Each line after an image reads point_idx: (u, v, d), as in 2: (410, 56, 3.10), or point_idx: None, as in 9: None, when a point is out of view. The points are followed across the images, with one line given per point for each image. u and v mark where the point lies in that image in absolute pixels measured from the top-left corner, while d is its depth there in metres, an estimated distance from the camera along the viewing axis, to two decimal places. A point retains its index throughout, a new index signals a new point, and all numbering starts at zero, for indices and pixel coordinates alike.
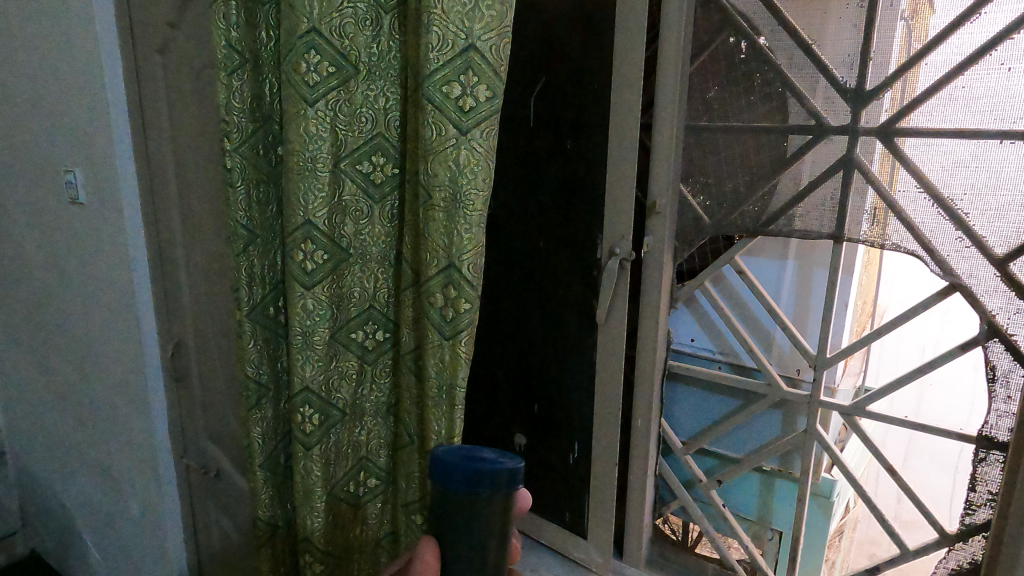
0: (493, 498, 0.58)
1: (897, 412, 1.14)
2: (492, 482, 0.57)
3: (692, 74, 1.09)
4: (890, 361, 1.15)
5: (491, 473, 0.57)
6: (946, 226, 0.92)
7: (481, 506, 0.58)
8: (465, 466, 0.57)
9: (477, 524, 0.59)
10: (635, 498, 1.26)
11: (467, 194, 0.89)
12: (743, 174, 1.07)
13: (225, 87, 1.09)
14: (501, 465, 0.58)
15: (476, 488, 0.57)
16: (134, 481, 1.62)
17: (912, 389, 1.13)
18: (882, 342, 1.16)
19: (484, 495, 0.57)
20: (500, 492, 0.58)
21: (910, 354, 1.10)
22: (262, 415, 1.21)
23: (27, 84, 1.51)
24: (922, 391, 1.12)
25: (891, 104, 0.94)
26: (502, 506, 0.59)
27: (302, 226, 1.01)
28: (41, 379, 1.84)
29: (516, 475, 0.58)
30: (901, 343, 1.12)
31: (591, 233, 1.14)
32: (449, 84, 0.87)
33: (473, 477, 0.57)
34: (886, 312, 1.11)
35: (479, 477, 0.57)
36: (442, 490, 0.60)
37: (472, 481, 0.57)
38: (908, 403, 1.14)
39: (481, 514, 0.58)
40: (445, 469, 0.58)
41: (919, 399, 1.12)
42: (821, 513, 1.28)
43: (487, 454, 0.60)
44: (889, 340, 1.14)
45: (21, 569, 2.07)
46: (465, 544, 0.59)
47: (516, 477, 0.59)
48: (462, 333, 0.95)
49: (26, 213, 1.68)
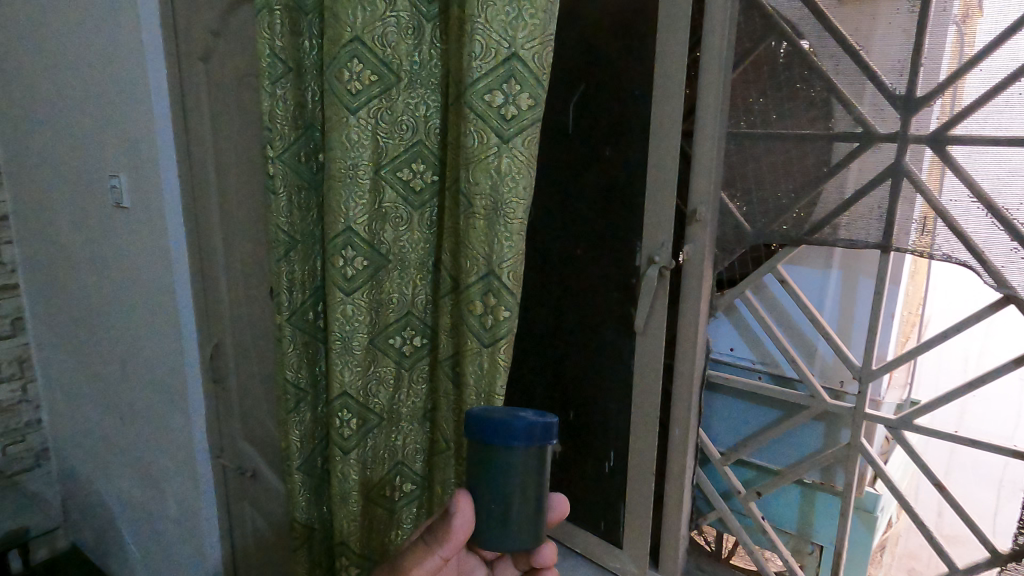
0: (528, 451, 0.62)
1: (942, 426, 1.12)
2: (527, 435, 0.62)
3: (734, 80, 1.06)
4: (934, 373, 1.12)
5: (527, 427, 0.62)
6: (1001, 236, 0.89)
7: (516, 457, 0.63)
8: (500, 419, 0.62)
9: (509, 477, 0.63)
10: (671, 511, 1.23)
11: (508, 202, 0.89)
12: (786, 182, 1.05)
13: (270, 96, 1.10)
14: (535, 420, 0.62)
15: (512, 443, 0.62)
16: (172, 479, 1.66)
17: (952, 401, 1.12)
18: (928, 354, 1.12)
19: (519, 447, 0.62)
20: (533, 446, 0.63)
21: (952, 367, 1.09)
22: (300, 419, 1.23)
23: (74, 91, 1.55)
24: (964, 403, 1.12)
25: (941, 112, 0.91)
26: (536, 460, 0.63)
27: (343, 232, 1.03)
28: (84, 379, 1.89)
29: (549, 429, 0.63)
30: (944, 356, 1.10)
31: (631, 241, 1.13)
32: (491, 93, 0.87)
33: (508, 430, 0.62)
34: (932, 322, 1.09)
35: (515, 431, 0.62)
36: (478, 445, 0.64)
37: (507, 435, 0.62)
38: (951, 417, 1.13)
39: (516, 470, 0.63)
40: (481, 422, 0.63)
41: (962, 410, 1.11)
42: (866, 529, 1.23)
43: (523, 413, 0.65)
44: (934, 353, 1.11)
45: (61, 562, 2.13)
46: (497, 498, 0.63)
47: (549, 432, 0.63)
48: (502, 340, 0.95)
49: (71, 217, 1.73)
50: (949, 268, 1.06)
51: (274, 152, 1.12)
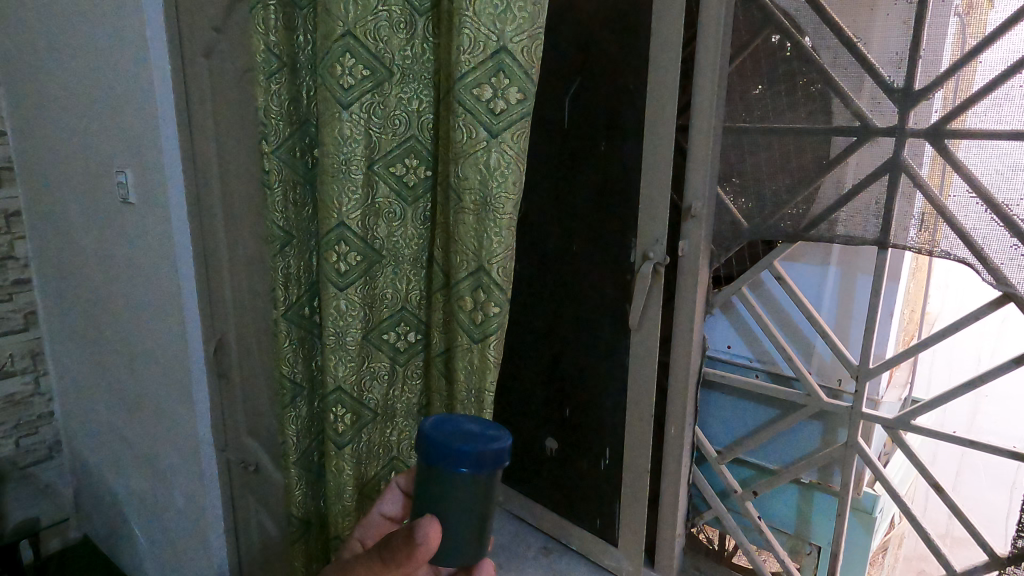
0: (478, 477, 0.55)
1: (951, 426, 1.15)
2: (476, 460, 0.54)
3: (730, 74, 1.05)
4: (946, 370, 1.10)
5: (475, 451, 0.54)
6: (1000, 232, 0.86)
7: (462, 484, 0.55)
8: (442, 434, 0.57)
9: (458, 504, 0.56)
10: (667, 510, 1.22)
11: (497, 197, 0.88)
12: (784, 177, 1.03)
13: (264, 91, 1.10)
14: (486, 443, 0.55)
15: (459, 469, 0.55)
16: (178, 471, 1.67)
17: (965, 402, 1.13)
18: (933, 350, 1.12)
19: (466, 474, 0.55)
20: (483, 471, 0.55)
21: (963, 363, 1.06)
22: (296, 414, 1.23)
23: (81, 85, 1.57)
24: (976, 404, 1.12)
25: (942, 104, 0.89)
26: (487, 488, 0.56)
27: (336, 227, 1.03)
28: (94, 371, 1.91)
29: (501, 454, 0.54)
30: (953, 352, 1.08)
31: (626, 237, 1.12)
32: (480, 87, 0.86)
33: (456, 455, 0.54)
34: (937, 319, 1.08)
35: (462, 456, 0.54)
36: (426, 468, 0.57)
37: (454, 460, 0.55)
38: (961, 417, 1.14)
39: (464, 497, 0.55)
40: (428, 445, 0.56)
41: (975, 410, 1.11)
42: (863, 530, 1.20)
43: (476, 431, 0.57)
44: (941, 349, 1.10)
45: (73, 553, 2.16)
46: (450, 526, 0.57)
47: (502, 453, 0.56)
48: (492, 336, 0.94)
49: (79, 210, 1.74)
50: (950, 268, 1.06)
51: (269, 147, 1.13)
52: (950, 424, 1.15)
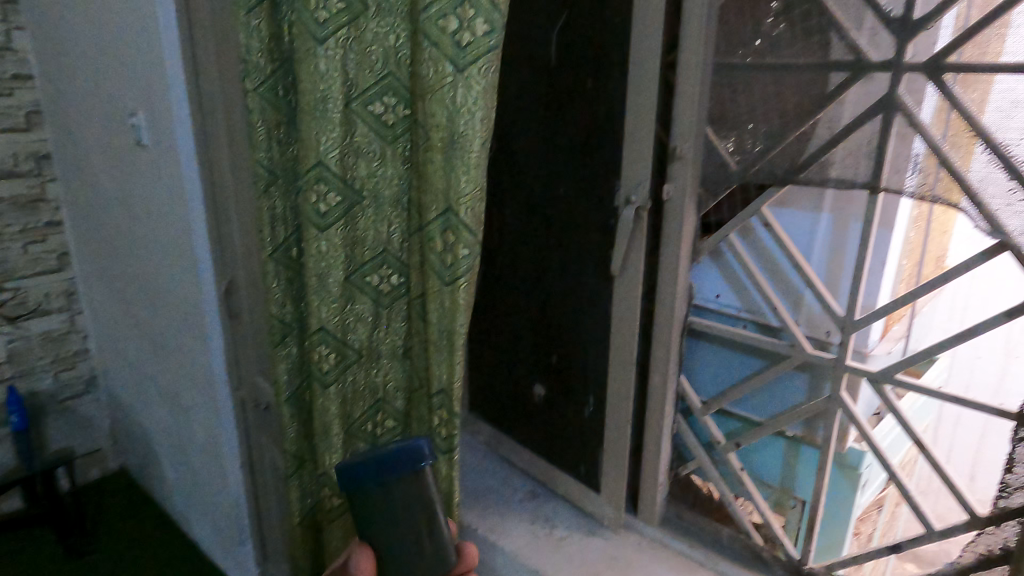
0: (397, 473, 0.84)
1: (977, 384, 1.02)
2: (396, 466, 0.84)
3: (725, 6, 1.00)
4: (962, 308, 0.99)
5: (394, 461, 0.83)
6: (998, 175, 0.79)
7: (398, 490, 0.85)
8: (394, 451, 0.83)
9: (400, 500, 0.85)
10: (650, 456, 1.22)
11: (462, 135, 0.86)
12: (775, 115, 0.97)
13: (245, 27, 1.09)
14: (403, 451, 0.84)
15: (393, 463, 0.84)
16: (195, 408, 1.72)
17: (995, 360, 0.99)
18: (956, 284, 0.99)
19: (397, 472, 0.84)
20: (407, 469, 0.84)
21: (980, 308, 0.96)
22: (287, 353, 1.26)
23: (94, 26, 1.57)
24: (1006, 363, 0.98)
25: (951, 30, 0.81)
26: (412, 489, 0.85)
27: (314, 167, 1.02)
28: (121, 310, 1.98)
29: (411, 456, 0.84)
30: (968, 295, 0.98)
31: (610, 180, 1.08)
32: (445, 18, 0.84)
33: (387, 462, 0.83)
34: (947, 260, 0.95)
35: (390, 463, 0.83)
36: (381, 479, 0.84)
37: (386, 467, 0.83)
38: (989, 382, 1.01)
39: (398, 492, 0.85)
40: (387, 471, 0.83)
41: (1002, 373, 0.98)
42: (847, 485, 1.20)
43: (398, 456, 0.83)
44: (960, 287, 0.98)
45: (112, 483, 2.28)
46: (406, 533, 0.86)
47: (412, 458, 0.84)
48: (462, 278, 0.93)
49: (99, 153, 1.78)
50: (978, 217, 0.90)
51: (252, 85, 1.12)
52: (975, 388, 1.03)
